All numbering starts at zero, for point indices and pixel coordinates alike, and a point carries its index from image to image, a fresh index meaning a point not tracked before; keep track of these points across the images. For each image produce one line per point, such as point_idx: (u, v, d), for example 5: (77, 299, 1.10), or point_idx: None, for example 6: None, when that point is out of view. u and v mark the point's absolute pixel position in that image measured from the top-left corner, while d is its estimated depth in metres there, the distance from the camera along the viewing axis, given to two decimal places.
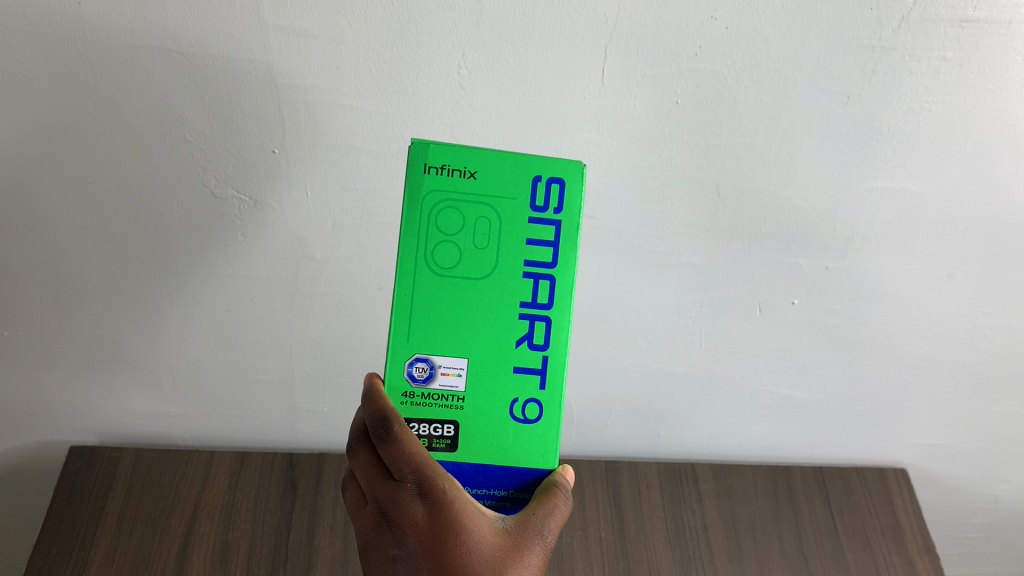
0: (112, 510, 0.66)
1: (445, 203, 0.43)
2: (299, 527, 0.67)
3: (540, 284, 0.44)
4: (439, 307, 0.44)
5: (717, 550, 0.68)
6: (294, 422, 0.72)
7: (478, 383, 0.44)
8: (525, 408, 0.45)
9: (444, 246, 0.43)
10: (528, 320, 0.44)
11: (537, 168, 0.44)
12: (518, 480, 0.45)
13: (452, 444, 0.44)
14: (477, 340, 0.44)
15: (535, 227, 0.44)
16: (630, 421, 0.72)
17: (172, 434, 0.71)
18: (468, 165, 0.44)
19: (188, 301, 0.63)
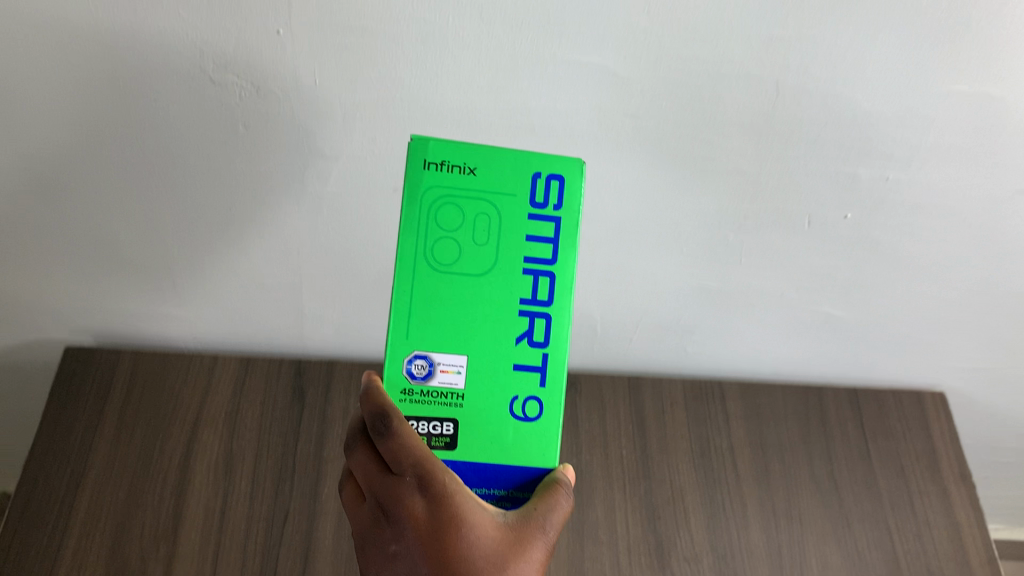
0: (110, 416, 0.64)
1: (444, 199, 0.41)
2: (307, 438, 0.64)
3: (540, 280, 0.41)
4: (439, 304, 0.40)
5: (744, 474, 0.65)
6: (303, 330, 0.68)
7: (477, 381, 0.41)
8: (525, 407, 0.41)
9: (444, 243, 0.41)
10: (528, 317, 0.41)
11: (536, 165, 0.42)
12: (519, 479, 0.41)
13: (450, 444, 0.40)
14: (478, 335, 0.41)
15: (535, 224, 0.41)
16: (656, 338, 0.68)
17: (174, 338, 0.68)
18: (467, 162, 0.41)
19: (186, 197, 0.57)
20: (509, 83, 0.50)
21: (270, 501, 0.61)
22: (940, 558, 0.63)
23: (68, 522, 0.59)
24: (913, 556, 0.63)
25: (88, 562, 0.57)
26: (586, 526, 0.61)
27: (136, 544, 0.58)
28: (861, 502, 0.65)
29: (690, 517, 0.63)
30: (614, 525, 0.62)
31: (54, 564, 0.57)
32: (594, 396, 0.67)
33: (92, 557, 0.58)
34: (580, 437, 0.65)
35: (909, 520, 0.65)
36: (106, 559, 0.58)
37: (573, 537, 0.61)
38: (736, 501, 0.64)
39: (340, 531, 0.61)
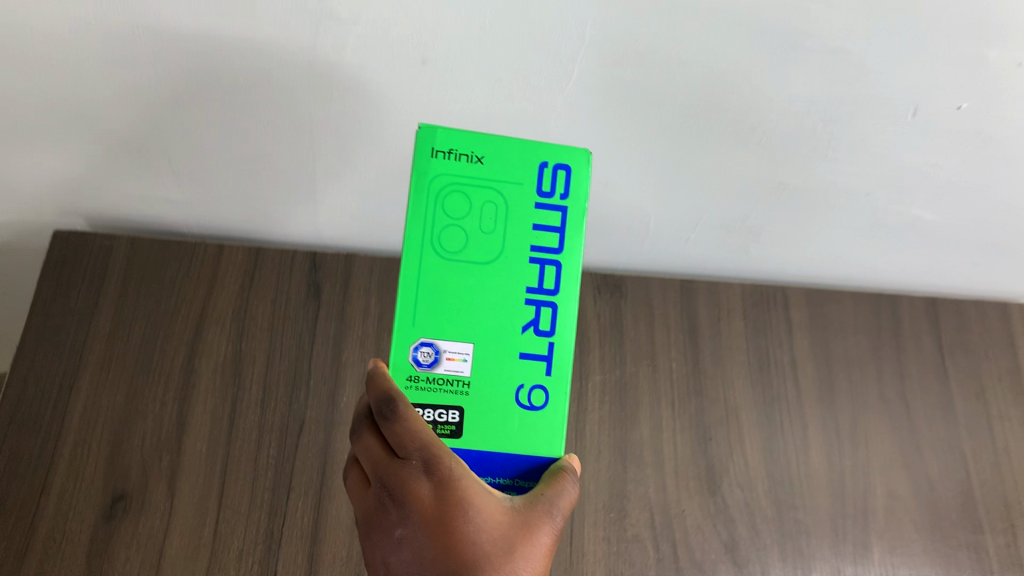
0: (105, 310, 0.57)
1: (449, 187, 0.36)
2: (324, 340, 0.58)
3: (546, 270, 0.36)
4: (443, 292, 0.36)
5: (807, 390, 0.59)
6: (319, 220, 0.60)
7: (483, 369, 0.35)
8: (530, 396, 0.36)
9: (449, 229, 0.36)
10: (534, 305, 0.36)
11: (543, 152, 0.37)
12: (523, 466, 0.35)
13: (453, 432, 0.35)
14: (483, 322, 0.36)
15: (542, 214, 0.37)
16: (716, 238, 0.60)
17: (175, 221, 0.60)
18: (475, 150, 0.37)
19: (182, 62, 0.45)
20: None
21: (284, 409, 0.55)
22: (1019, 489, 0.58)
23: (62, 427, 0.54)
24: (989, 486, 0.58)
25: (86, 472, 0.53)
26: (630, 446, 0.56)
27: (137, 454, 0.53)
28: (935, 426, 0.59)
29: (746, 438, 0.57)
30: (661, 446, 0.56)
31: (50, 474, 0.52)
32: (641, 301, 0.60)
33: (90, 467, 0.53)
34: (624, 346, 0.59)
35: (987, 448, 0.59)
36: (105, 469, 0.53)
37: (615, 459, 0.55)
38: (796, 422, 0.58)
39: None
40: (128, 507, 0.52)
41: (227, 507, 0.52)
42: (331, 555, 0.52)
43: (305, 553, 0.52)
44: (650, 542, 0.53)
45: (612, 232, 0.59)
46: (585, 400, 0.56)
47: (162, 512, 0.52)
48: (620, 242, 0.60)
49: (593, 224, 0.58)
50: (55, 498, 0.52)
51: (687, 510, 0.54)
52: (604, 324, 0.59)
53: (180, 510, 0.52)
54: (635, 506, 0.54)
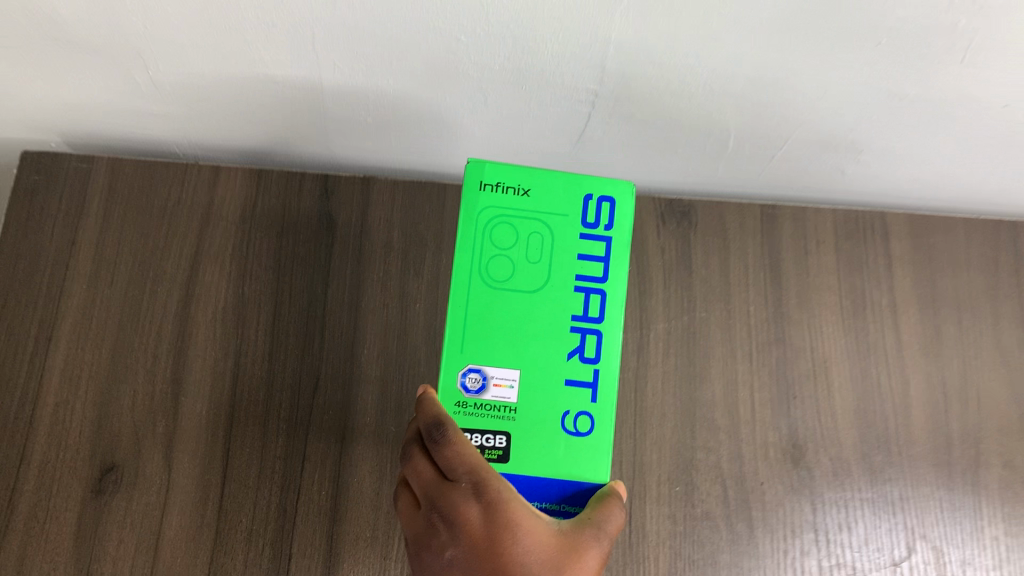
0: (84, 248, 0.49)
1: (498, 220, 0.37)
2: (340, 282, 0.49)
3: (590, 298, 0.38)
4: (491, 318, 0.37)
5: (909, 338, 0.50)
6: (329, 137, 0.49)
7: (531, 396, 0.37)
8: (576, 421, 0.37)
9: (497, 259, 0.37)
10: (579, 333, 0.37)
11: (588, 186, 0.39)
12: (569, 492, 0.36)
13: (502, 456, 0.36)
14: (530, 350, 0.37)
15: (587, 245, 0.38)
16: (808, 155, 0.48)
17: (163, 140, 0.50)
18: (522, 183, 0.38)
19: None
20: None
21: (295, 363, 0.47)
22: None
23: (40, 388, 0.46)
24: None
25: (70, 439, 0.45)
26: (699, 407, 0.48)
27: (128, 418, 0.46)
28: None
29: (835, 396, 0.49)
30: (736, 407, 0.48)
31: (29, 443, 0.45)
32: (714, 229, 0.51)
33: (74, 434, 0.46)
34: (694, 287, 0.50)
35: None
36: (92, 437, 0.46)
37: (681, 423, 0.47)
38: (896, 378, 0.49)
39: (384, 403, 0.47)
40: (119, 479, 0.45)
41: (232, 480, 0.45)
42: (352, 535, 0.45)
43: (323, 533, 0.45)
44: (722, 521, 0.46)
45: (682, 150, 0.48)
46: (646, 352, 0.48)
47: (159, 485, 0.45)
48: (690, 163, 0.50)
49: (658, 140, 0.48)
50: (35, 470, 0.45)
51: (766, 483, 0.47)
52: (670, 262, 0.50)
53: (179, 483, 0.45)
54: (706, 479, 0.46)
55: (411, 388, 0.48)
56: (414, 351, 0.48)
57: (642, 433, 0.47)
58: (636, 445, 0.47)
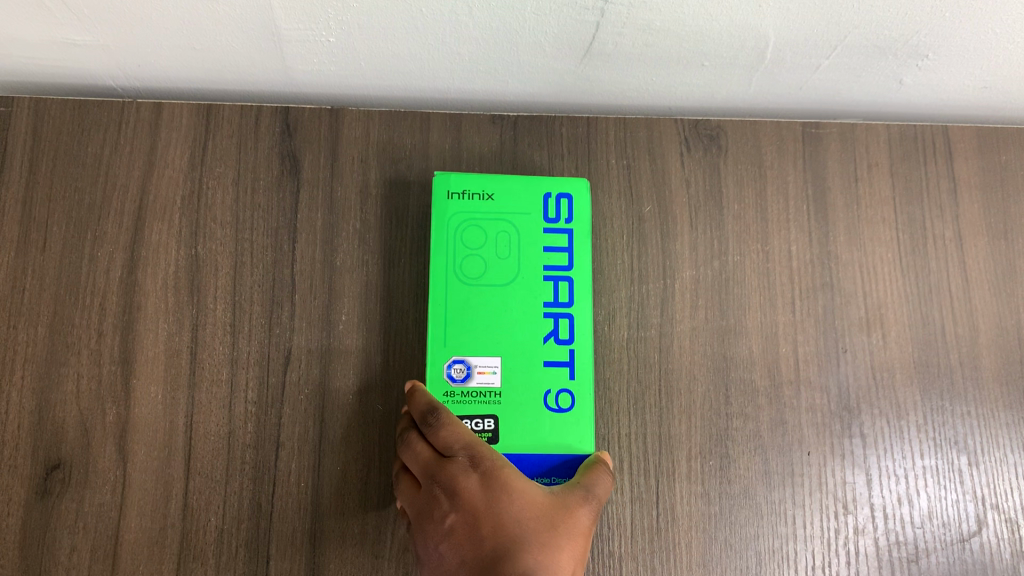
0: (8, 208, 0.42)
1: (467, 222, 0.39)
2: (310, 237, 0.42)
3: (560, 285, 0.39)
4: (469, 312, 0.38)
5: (977, 277, 0.43)
6: (287, 62, 0.40)
7: (512, 378, 0.37)
8: (558, 400, 0.37)
9: (470, 259, 0.39)
10: (551, 318, 0.38)
11: (546, 185, 0.40)
12: (561, 467, 0.37)
13: (491, 439, 0.37)
14: (507, 337, 0.38)
15: (551, 238, 0.39)
16: (861, 62, 0.40)
17: (90, 74, 0.42)
18: (486, 188, 0.40)
19: None
20: None
21: (262, 335, 0.41)
22: None
23: None
24: None
25: (6, 434, 0.39)
26: (734, 368, 0.41)
27: (72, 407, 0.40)
28: None
29: (893, 348, 0.42)
30: (777, 366, 0.41)
31: None
32: (748, 155, 0.43)
33: (11, 428, 0.39)
34: (725, 225, 0.43)
35: None
36: (31, 431, 0.39)
37: (714, 387, 0.41)
38: (963, 324, 0.42)
39: (368, 376, 0.41)
40: (66, 478, 0.39)
41: (197, 474, 0.39)
42: (337, 531, 0.39)
43: (305, 531, 0.39)
44: (764, 499, 0.40)
45: (711, 58, 0.40)
46: (671, 306, 0.41)
47: (112, 484, 0.39)
48: (718, 77, 0.41)
49: (678, 55, 0.39)
50: None
51: (813, 453, 0.40)
52: (698, 195, 0.43)
53: (136, 480, 0.39)
54: (743, 452, 0.40)
55: (398, 357, 0.41)
56: (398, 315, 0.41)
57: (668, 402, 0.40)
58: (662, 415, 0.40)
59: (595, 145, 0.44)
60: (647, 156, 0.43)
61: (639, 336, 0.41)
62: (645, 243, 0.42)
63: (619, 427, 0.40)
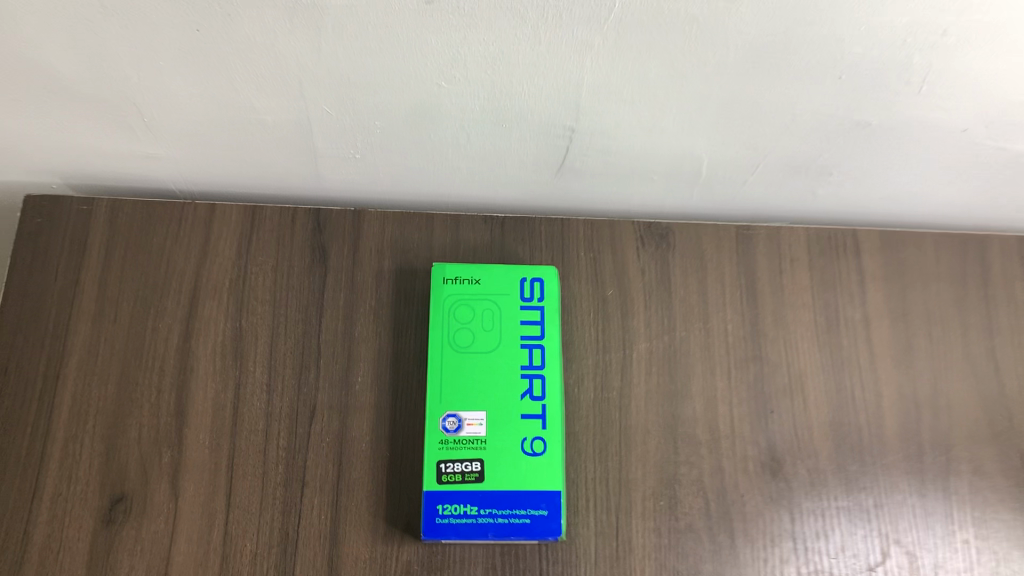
0: (88, 286, 0.51)
1: (458, 302, 0.49)
2: (334, 313, 0.51)
3: (534, 352, 0.48)
4: (460, 375, 0.47)
5: (881, 352, 0.52)
6: (319, 172, 0.51)
7: (495, 428, 0.46)
8: (533, 445, 0.46)
9: (461, 331, 0.48)
10: (526, 379, 0.47)
11: (522, 272, 0.50)
12: (536, 500, 0.45)
13: (479, 477, 0.45)
14: (490, 394, 0.47)
15: (526, 314, 0.49)
16: (778, 177, 0.51)
17: (160, 180, 0.52)
18: (474, 275, 0.49)
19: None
20: None
21: (293, 393, 0.49)
22: None
23: (50, 423, 0.48)
24: None
25: (79, 472, 0.48)
26: (681, 424, 0.50)
27: (134, 450, 0.48)
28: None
29: (811, 410, 0.51)
30: (716, 423, 0.50)
31: (40, 477, 0.47)
32: (692, 251, 0.53)
33: (83, 467, 0.48)
34: (673, 307, 0.52)
35: None
36: (100, 469, 0.48)
37: (663, 439, 0.49)
38: (869, 390, 0.51)
39: (378, 427, 0.49)
40: (128, 509, 0.47)
41: (236, 508, 0.47)
42: (351, 557, 0.47)
43: (324, 556, 0.47)
44: (705, 532, 0.48)
45: (657, 173, 0.51)
46: (629, 372, 0.50)
47: (166, 514, 0.47)
48: (665, 187, 0.52)
49: (633, 169, 0.50)
50: (48, 502, 0.47)
51: (746, 495, 0.49)
52: (650, 283, 0.52)
53: (185, 511, 0.47)
54: (688, 493, 0.48)
55: (404, 413, 0.49)
56: (404, 379, 0.50)
57: (627, 451, 0.49)
58: (621, 462, 0.49)
59: (568, 242, 0.53)
60: (610, 251, 0.53)
61: (603, 397, 0.50)
62: (609, 321, 0.51)
63: (585, 471, 0.48)
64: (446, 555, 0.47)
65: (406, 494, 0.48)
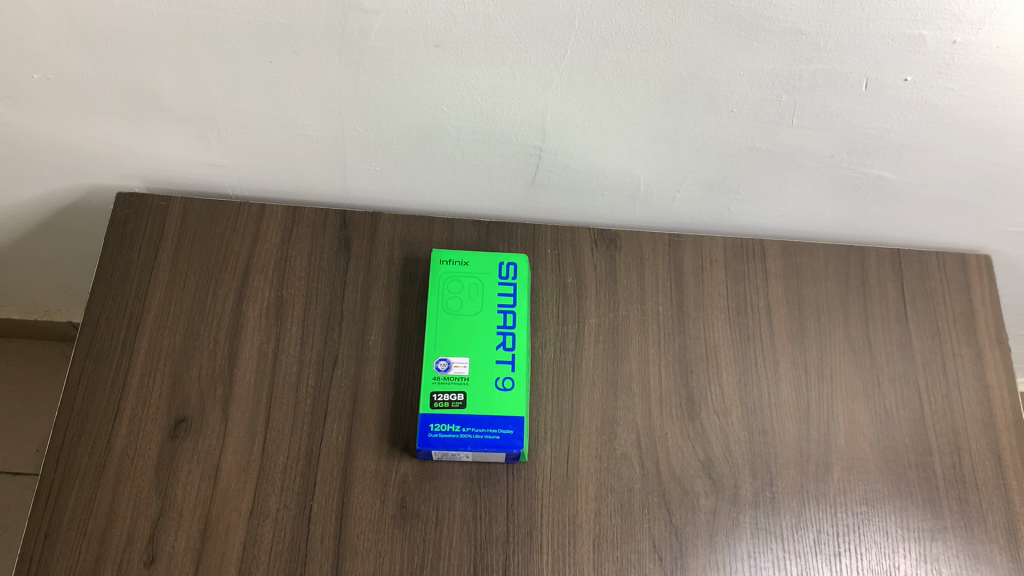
0: (164, 262, 0.66)
1: (451, 277, 0.64)
2: (354, 287, 0.66)
3: (507, 315, 0.63)
4: (451, 329, 0.62)
5: (779, 331, 0.67)
6: (347, 181, 0.67)
7: (476, 368, 0.60)
8: (504, 382, 0.60)
9: (453, 298, 0.63)
10: (501, 334, 0.62)
11: (501, 257, 0.65)
12: (505, 421, 0.59)
13: (462, 404, 0.59)
14: (473, 343, 0.61)
15: (503, 287, 0.64)
16: (700, 195, 0.67)
17: (222, 185, 0.68)
18: (464, 258, 0.65)
19: (214, 42, 0.53)
20: None
21: (320, 345, 0.64)
22: (965, 418, 0.66)
23: (130, 362, 0.62)
24: (939, 416, 0.66)
25: (152, 399, 0.61)
26: (620, 379, 0.64)
27: (195, 383, 0.62)
28: (893, 361, 0.67)
29: (723, 372, 0.65)
30: (647, 378, 0.64)
31: (122, 401, 0.61)
32: (634, 252, 0.69)
33: (155, 395, 0.62)
34: (618, 292, 0.67)
35: (940, 382, 0.67)
36: (168, 397, 0.61)
37: (606, 390, 0.64)
38: (769, 359, 0.66)
39: (385, 374, 0.63)
40: (189, 428, 0.61)
41: (273, 429, 0.61)
42: (360, 468, 0.60)
43: (339, 466, 0.60)
44: (636, 460, 0.62)
45: (607, 190, 0.67)
46: (581, 339, 0.65)
47: (218, 432, 0.61)
48: (614, 200, 0.68)
49: (588, 185, 0.66)
50: (127, 421, 0.61)
51: (670, 433, 0.63)
52: (600, 273, 0.68)
53: (233, 431, 0.61)
54: (624, 430, 0.62)
55: (406, 364, 0.64)
56: (407, 339, 0.65)
57: (577, 397, 0.63)
58: (573, 405, 0.63)
59: (538, 242, 0.69)
60: (570, 249, 0.69)
61: (560, 356, 0.64)
62: (567, 300, 0.66)
63: (545, 410, 0.62)
64: (435, 470, 0.60)
65: (405, 423, 0.62)
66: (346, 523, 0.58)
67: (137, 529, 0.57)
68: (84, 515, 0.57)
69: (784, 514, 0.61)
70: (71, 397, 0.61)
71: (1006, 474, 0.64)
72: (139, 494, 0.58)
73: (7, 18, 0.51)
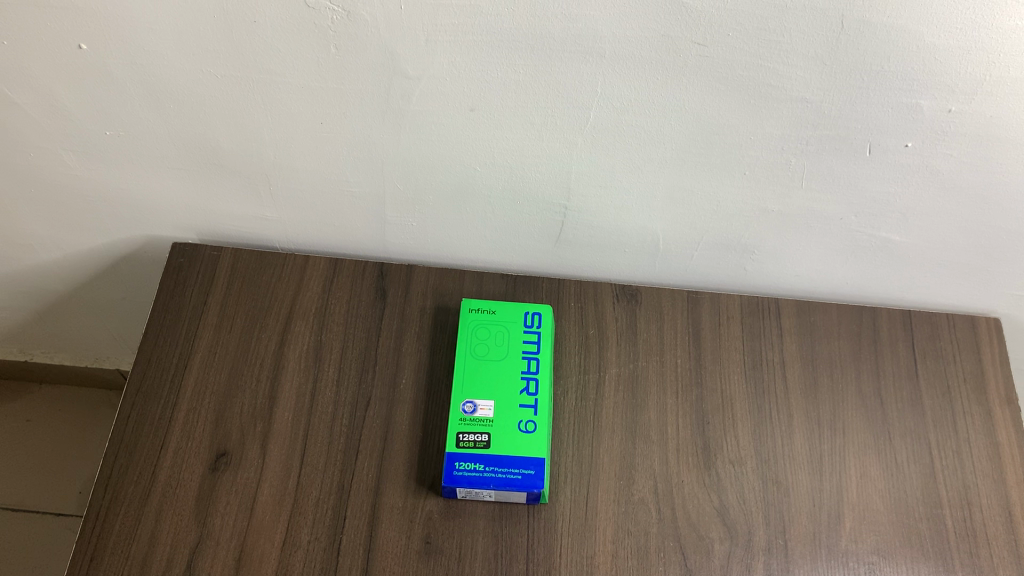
0: (213, 306, 0.71)
1: (479, 325, 0.68)
2: (388, 334, 0.71)
3: (531, 361, 0.66)
4: (478, 373, 0.65)
5: (792, 385, 0.70)
6: (385, 235, 0.72)
7: (500, 411, 0.63)
8: (525, 425, 0.63)
9: (480, 345, 0.67)
10: (525, 379, 0.65)
11: (527, 307, 0.69)
12: (527, 461, 0.61)
13: (487, 444, 0.62)
14: (498, 387, 0.64)
15: (528, 335, 0.67)
16: (717, 254, 0.71)
17: (270, 236, 0.73)
18: (492, 307, 0.69)
19: (269, 104, 0.59)
20: (616, 33, 0.51)
21: (355, 388, 0.68)
22: (976, 475, 0.68)
23: (177, 397, 0.66)
24: (950, 471, 0.68)
25: (196, 432, 0.65)
26: (638, 427, 0.67)
27: (236, 420, 0.66)
28: (905, 418, 0.70)
29: (738, 424, 0.68)
30: (665, 427, 0.67)
31: (168, 434, 0.65)
32: (653, 308, 0.73)
33: (199, 429, 0.65)
34: (637, 345, 0.71)
35: (951, 438, 0.70)
36: (211, 431, 0.65)
37: (625, 436, 0.67)
38: (783, 412, 0.69)
39: (414, 416, 0.67)
40: (228, 461, 0.64)
41: (307, 465, 0.64)
42: (388, 504, 0.63)
43: (368, 502, 0.63)
44: (653, 505, 0.64)
45: (627, 247, 0.71)
46: (602, 388, 0.68)
47: (256, 466, 0.64)
48: (635, 258, 0.72)
49: (611, 242, 0.70)
50: (172, 452, 0.64)
51: (685, 481, 0.65)
52: (621, 326, 0.71)
53: (270, 465, 0.64)
54: (641, 476, 0.65)
55: (435, 406, 0.68)
56: (436, 383, 0.69)
57: (597, 442, 0.66)
58: (592, 450, 0.66)
59: (562, 296, 0.73)
60: (593, 303, 0.73)
61: (582, 404, 0.68)
62: (590, 351, 0.70)
63: (566, 455, 0.65)
64: (459, 508, 0.63)
65: (432, 462, 0.65)
66: (373, 557, 0.61)
67: (176, 555, 0.60)
68: (128, 540, 0.60)
69: (798, 562, 0.62)
70: (121, 428, 0.65)
71: (1016, 529, 0.66)
72: (179, 522, 0.61)
73: (88, 78, 0.57)
